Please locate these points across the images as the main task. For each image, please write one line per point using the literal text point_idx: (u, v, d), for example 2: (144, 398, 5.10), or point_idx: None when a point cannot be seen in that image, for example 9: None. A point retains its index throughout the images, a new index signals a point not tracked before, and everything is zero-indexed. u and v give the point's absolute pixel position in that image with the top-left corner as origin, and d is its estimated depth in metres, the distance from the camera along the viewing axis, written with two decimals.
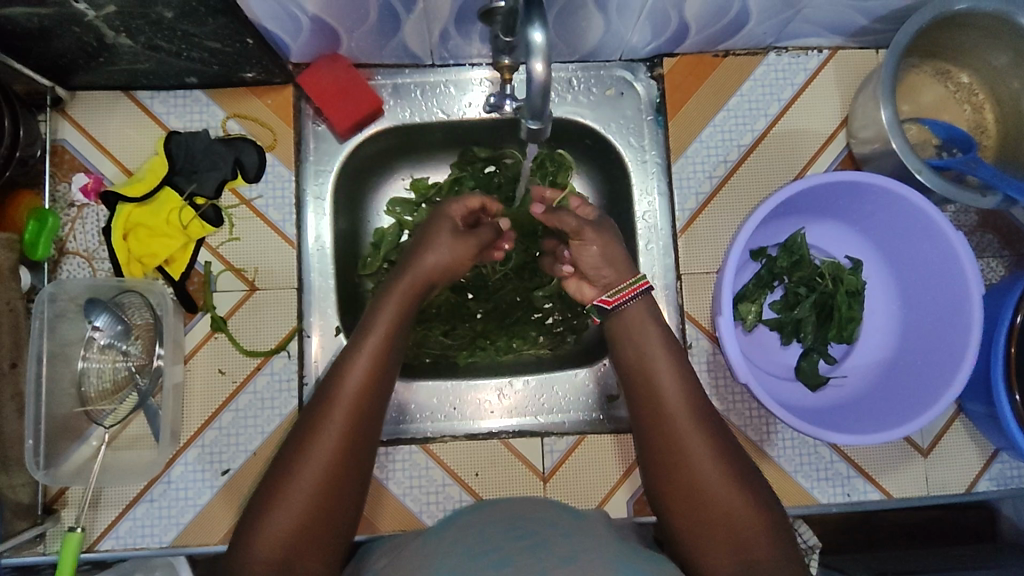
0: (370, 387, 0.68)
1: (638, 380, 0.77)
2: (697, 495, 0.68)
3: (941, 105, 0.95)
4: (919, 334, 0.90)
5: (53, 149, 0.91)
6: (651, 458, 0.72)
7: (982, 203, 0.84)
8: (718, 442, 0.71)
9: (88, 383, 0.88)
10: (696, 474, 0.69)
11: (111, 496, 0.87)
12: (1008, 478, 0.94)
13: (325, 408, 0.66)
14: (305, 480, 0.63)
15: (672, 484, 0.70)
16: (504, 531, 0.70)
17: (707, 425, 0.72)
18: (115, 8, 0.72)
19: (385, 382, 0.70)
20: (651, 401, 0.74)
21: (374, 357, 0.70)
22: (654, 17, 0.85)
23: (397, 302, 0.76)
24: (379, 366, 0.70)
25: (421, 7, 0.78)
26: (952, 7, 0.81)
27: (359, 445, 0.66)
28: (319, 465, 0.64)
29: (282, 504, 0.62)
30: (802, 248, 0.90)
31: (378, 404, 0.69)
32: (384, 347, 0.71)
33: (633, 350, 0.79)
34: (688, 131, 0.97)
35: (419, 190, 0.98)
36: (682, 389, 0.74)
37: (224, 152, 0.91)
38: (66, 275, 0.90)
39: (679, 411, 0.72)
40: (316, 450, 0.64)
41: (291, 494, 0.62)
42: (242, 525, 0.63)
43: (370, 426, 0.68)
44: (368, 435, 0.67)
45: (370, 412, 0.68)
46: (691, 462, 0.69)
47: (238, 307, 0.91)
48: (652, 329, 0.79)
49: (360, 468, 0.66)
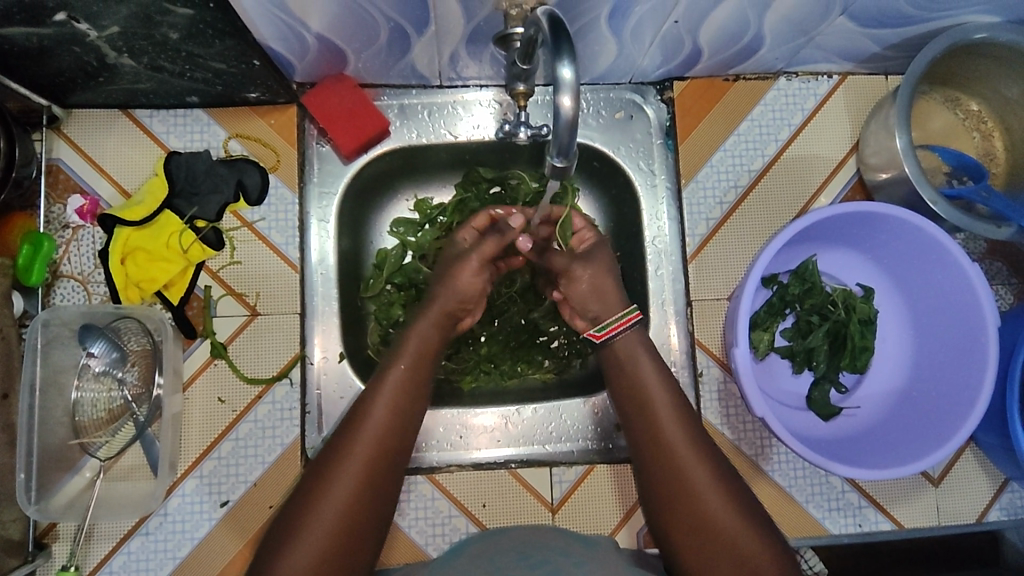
0: (395, 420, 0.68)
1: (634, 407, 0.74)
2: (705, 528, 0.66)
3: (951, 132, 0.95)
4: (933, 364, 0.89)
5: (48, 169, 0.88)
6: (654, 490, 0.70)
7: (997, 234, 0.84)
8: (722, 472, 0.69)
9: (81, 413, 0.85)
10: (704, 506, 0.66)
11: (105, 530, 0.83)
12: (1018, 508, 0.94)
13: (349, 441, 0.66)
14: (326, 515, 0.62)
15: (681, 516, 0.67)
16: (516, 561, 0.68)
17: (709, 455, 0.70)
18: (118, 29, 0.70)
19: (411, 415, 0.70)
20: (649, 430, 0.72)
21: (399, 390, 0.70)
22: (666, 43, 0.84)
23: (420, 334, 0.76)
24: (405, 399, 0.70)
25: (433, 31, 0.76)
26: (967, 36, 0.81)
27: (384, 480, 0.66)
28: (340, 499, 0.63)
29: (301, 538, 0.61)
30: (814, 275, 0.89)
31: (404, 438, 0.68)
32: (410, 380, 0.71)
33: (626, 378, 0.75)
34: (698, 156, 0.96)
35: (423, 211, 0.95)
36: (681, 418, 0.72)
37: (226, 174, 0.89)
38: (60, 299, 0.87)
39: (681, 441, 0.70)
40: (340, 483, 0.63)
41: (312, 528, 0.61)
42: (260, 559, 0.62)
43: (395, 460, 0.67)
44: (392, 469, 0.67)
45: (395, 447, 0.67)
46: (699, 493, 0.67)
47: (239, 332, 0.88)
48: (648, 354, 0.77)
49: (382, 503, 0.65)
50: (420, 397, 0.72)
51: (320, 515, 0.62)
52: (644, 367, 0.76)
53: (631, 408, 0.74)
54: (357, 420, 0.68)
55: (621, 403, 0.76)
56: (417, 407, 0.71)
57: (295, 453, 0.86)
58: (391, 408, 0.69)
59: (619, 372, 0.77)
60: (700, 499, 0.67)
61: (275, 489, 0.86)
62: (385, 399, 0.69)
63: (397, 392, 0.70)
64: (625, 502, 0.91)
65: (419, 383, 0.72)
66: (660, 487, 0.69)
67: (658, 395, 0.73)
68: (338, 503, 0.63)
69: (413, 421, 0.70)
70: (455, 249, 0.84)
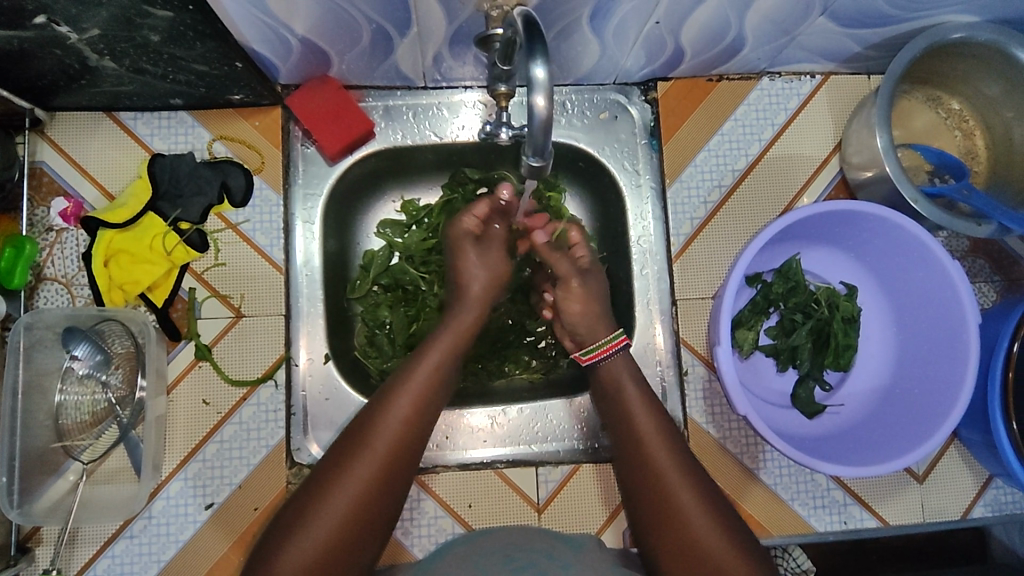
0: (418, 414, 0.70)
1: (624, 423, 0.77)
2: (687, 549, 0.66)
3: (933, 131, 0.95)
4: (915, 361, 0.90)
5: (31, 171, 0.88)
6: (639, 507, 0.71)
7: (977, 231, 0.84)
8: (708, 495, 0.70)
9: (65, 415, 0.85)
10: (686, 526, 0.67)
11: (89, 533, 0.83)
12: (1003, 504, 0.94)
13: (371, 428, 0.68)
14: (341, 501, 0.63)
15: (663, 538, 0.68)
16: (501, 563, 0.68)
17: (694, 476, 0.71)
18: (99, 31, 0.71)
19: (432, 412, 0.72)
20: (637, 449, 0.74)
21: (427, 385, 0.72)
22: (649, 43, 0.85)
23: (451, 334, 0.78)
24: (428, 395, 0.72)
25: (415, 32, 0.77)
26: (946, 36, 0.82)
27: (399, 471, 0.67)
28: (358, 484, 0.64)
29: (314, 521, 0.62)
30: (797, 274, 0.90)
31: (424, 433, 0.70)
32: (434, 377, 0.73)
33: (617, 403, 0.79)
34: (683, 155, 0.97)
35: (410, 211, 0.95)
36: (668, 440, 0.74)
37: (211, 176, 0.89)
38: (43, 302, 0.87)
39: (667, 464, 0.72)
40: (358, 470, 0.65)
41: (326, 511, 0.62)
42: (268, 539, 0.63)
43: (411, 454, 0.69)
44: (410, 462, 0.68)
45: (414, 440, 0.69)
46: (682, 514, 0.68)
47: (223, 334, 0.88)
48: (635, 381, 0.80)
49: (393, 494, 0.66)
50: (441, 396, 0.74)
51: (336, 500, 0.63)
52: (634, 393, 0.79)
53: (620, 428, 0.77)
54: (382, 410, 0.69)
55: (613, 425, 0.78)
56: (438, 406, 0.73)
57: (280, 454, 0.86)
58: (414, 401, 0.71)
59: (611, 396, 0.80)
60: (682, 519, 0.68)
61: (261, 491, 0.85)
62: (410, 391, 0.71)
63: (422, 388, 0.72)
64: (612, 500, 0.91)
65: (443, 382, 0.74)
66: (646, 504, 0.70)
67: (647, 416, 0.76)
68: (354, 489, 0.64)
69: (433, 419, 0.72)
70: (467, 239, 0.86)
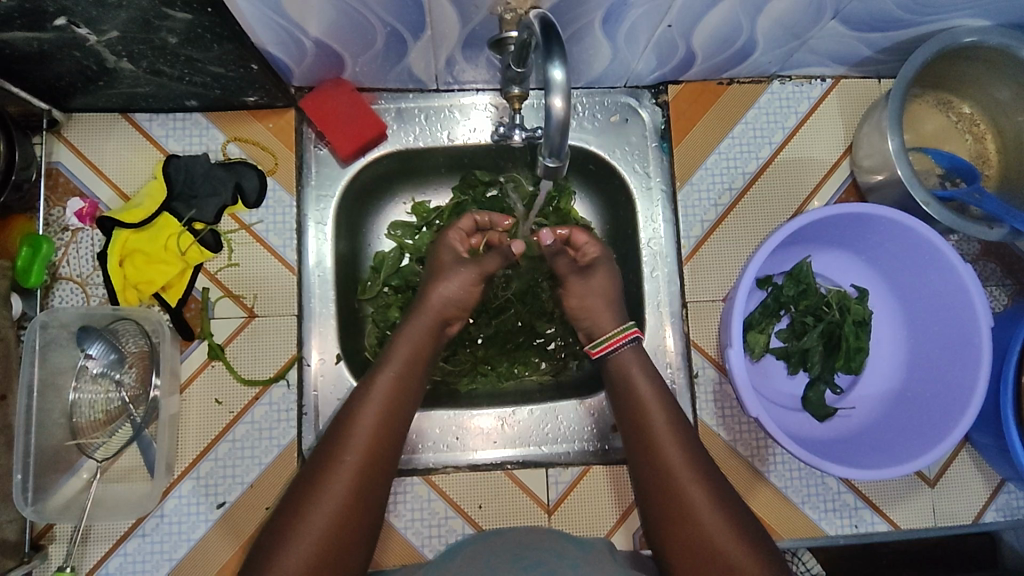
0: (384, 429, 0.71)
1: (632, 420, 0.77)
2: (699, 549, 0.67)
3: (943, 135, 0.96)
4: (926, 365, 0.90)
5: (48, 171, 0.89)
6: (652, 506, 0.71)
7: (989, 234, 0.84)
8: (717, 488, 0.71)
9: (79, 414, 0.85)
10: (698, 527, 0.68)
11: (102, 531, 0.84)
12: (1014, 509, 0.94)
13: (339, 446, 0.68)
14: (319, 521, 0.64)
15: (676, 539, 0.69)
16: (510, 562, 0.68)
17: (705, 475, 0.71)
18: (118, 34, 0.71)
19: (400, 423, 0.73)
20: (648, 448, 0.74)
21: (390, 396, 0.73)
22: (660, 47, 0.85)
23: (410, 341, 0.78)
24: (393, 409, 0.73)
25: (430, 35, 0.77)
26: (958, 40, 0.82)
27: (372, 488, 0.68)
28: (333, 503, 0.65)
29: (293, 542, 0.63)
30: (808, 277, 0.89)
31: (393, 446, 0.71)
32: (396, 388, 0.74)
33: (628, 400, 0.78)
34: (693, 158, 0.97)
35: (420, 214, 0.96)
36: (680, 438, 0.74)
37: (225, 177, 0.90)
38: (58, 301, 0.87)
39: (678, 465, 0.72)
40: (331, 489, 0.66)
41: (304, 532, 0.63)
42: (251, 563, 0.64)
43: (383, 467, 0.69)
44: (383, 476, 0.69)
45: (384, 454, 0.70)
46: (694, 515, 0.68)
47: (236, 334, 0.88)
48: (646, 376, 0.79)
49: (371, 510, 0.68)
50: (406, 408, 0.74)
51: (312, 519, 0.64)
52: (647, 389, 0.78)
53: (631, 425, 0.77)
54: (348, 427, 0.70)
55: (623, 421, 0.78)
56: (405, 415, 0.74)
57: (292, 454, 0.87)
58: (379, 415, 0.71)
59: (620, 391, 0.79)
60: (694, 518, 0.68)
61: (271, 491, 0.86)
62: (374, 406, 0.72)
63: (385, 401, 0.72)
64: (624, 500, 0.91)
65: (408, 390, 0.75)
66: (658, 503, 0.71)
67: (658, 414, 0.76)
68: (330, 508, 0.65)
69: (402, 428, 0.73)
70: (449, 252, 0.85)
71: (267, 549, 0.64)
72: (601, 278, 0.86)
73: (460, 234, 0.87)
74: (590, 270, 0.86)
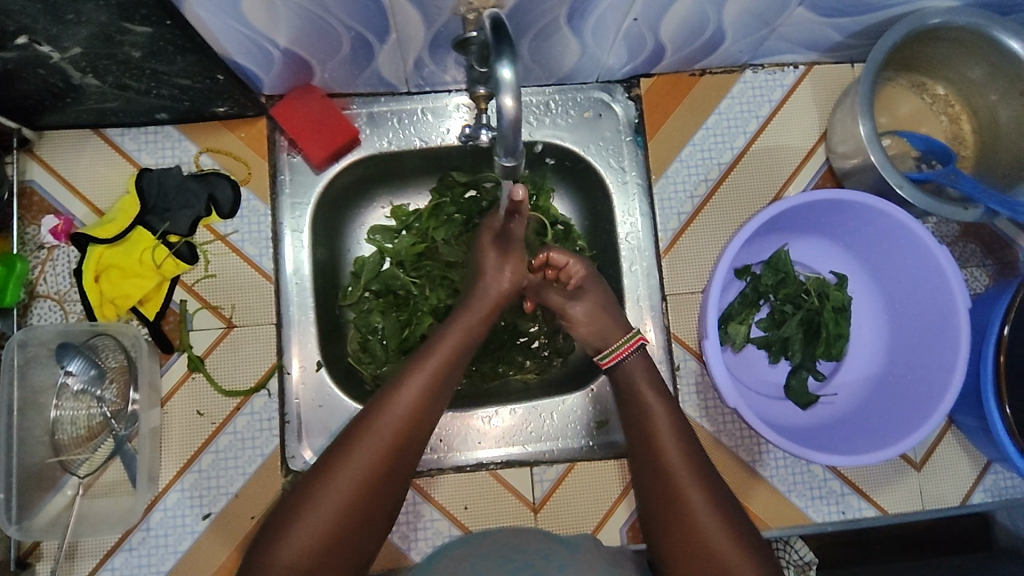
0: (413, 419, 0.67)
1: (634, 417, 0.77)
2: (683, 535, 0.67)
3: (918, 117, 0.96)
4: (907, 347, 0.90)
5: (22, 190, 0.89)
6: (648, 498, 0.71)
7: (964, 216, 0.84)
8: (711, 481, 0.70)
9: (61, 430, 0.85)
10: (687, 512, 0.67)
11: (89, 547, 0.84)
12: (1003, 489, 0.93)
13: (373, 422, 0.66)
14: (335, 498, 0.62)
15: (662, 523, 0.68)
16: (499, 565, 0.68)
17: (698, 465, 0.71)
18: (80, 50, 0.71)
19: (435, 409, 0.70)
20: (648, 444, 0.73)
21: (421, 396, 0.68)
22: (630, 40, 0.85)
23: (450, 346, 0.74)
24: (435, 393, 0.70)
25: (395, 38, 0.77)
26: (926, 22, 0.81)
27: (379, 492, 0.64)
28: (353, 483, 0.63)
29: (307, 517, 0.61)
30: (786, 265, 0.90)
31: (409, 451, 0.66)
32: (440, 372, 0.71)
33: (630, 392, 0.79)
34: (668, 150, 0.97)
35: (398, 217, 0.95)
36: (675, 433, 0.74)
37: (198, 189, 0.90)
38: (37, 319, 0.88)
39: (671, 449, 0.72)
40: (357, 464, 0.63)
41: (319, 507, 0.61)
42: (264, 531, 0.62)
43: (414, 451, 0.67)
44: (392, 483, 0.65)
45: (416, 437, 0.67)
46: (682, 500, 0.68)
47: (216, 345, 0.88)
48: (647, 373, 0.80)
49: (390, 494, 0.65)
50: (446, 394, 0.71)
51: (332, 494, 0.62)
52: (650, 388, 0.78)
53: (632, 422, 0.76)
54: (383, 405, 0.67)
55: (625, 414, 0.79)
56: (430, 422, 0.69)
57: (275, 463, 0.87)
58: (419, 396, 0.68)
59: (624, 384, 0.80)
60: (681, 505, 0.68)
61: (257, 500, 0.86)
62: (400, 406, 0.67)
63: (427, 384, 0.69)
64: (610, 496, 0.92)
65: (450, 375, 0.72)
66: (654, 495, 0.70)
67: (657, 408, 0.76)
68: (349, 487, 0.62)
69: (439, 415, 0.70)
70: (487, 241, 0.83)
71: (281, 521, 0.61)
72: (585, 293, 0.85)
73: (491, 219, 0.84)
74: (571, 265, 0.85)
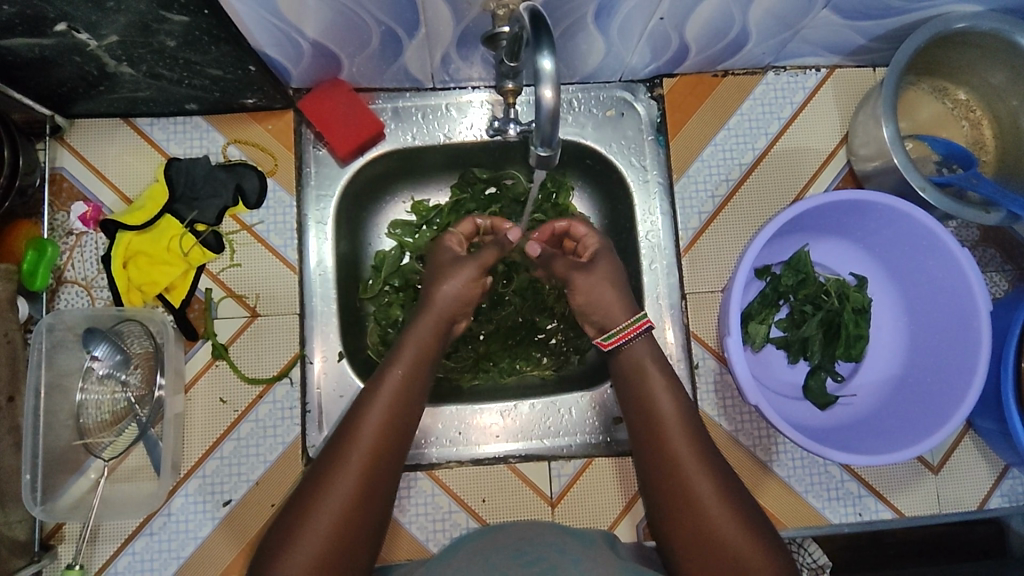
0: (381, 441, 0.69)
1: (640, 415, 0.75)
2: (705, 540, 0.66)
3: (940, 121, 0.96)
4: (927, 348, 0.90)
5: (52, 177, 0.90)
6: (660, 502, 0.70)
7: (986, 219, 0.84)
8: (727, 483, 0.69)
9: (86, 415, 0.86)
10: (705, 517, 0.67)
11: (110, 531, 0.85)
12: (1019, 495, 0.93)
13: (346, 447, 0.67)
14: (322, 524, 0.63)
15: (681, 529, 0.68)
16: (511, 558, 0.68)
17: (713, 465, 0.70)
18: (117, 38, 0.73)
19: (402, 428, 0.71)
20: (659, 446, 0.72)
21: (397, 394, 0.72)
22: (654, 39, 0.85)
23: (417, 344, 0.77)
24: (398, 411, 0.71)
25: (424, 33, 0.78)
26: (951, 26, 0.82)
27: (376, 493, 0.67)
28: (336, 508, 0.64)
29: (296, 548, 0.62)
30: (807, 265, 0.90)
31: (396, 449, 0.70)
32: (402, 390, 0.72)
33: (637, 388, 0.77)
34: (690, 149, 0.98)
35: (420, 212, 0.97)
36: (686, 434, 0.72)
37: (225, 179, 0.91)
38: (64, 304, 0.89)
39: (686, 454, 0.70)
40: (335, 491, 0.65)
41: (308, 535, 0.62)
42: (258, 564, 0.63)
43: (389, 470, 0.68)
44: (386, 482, 0.68)
45: (389, 456, 0.69)
46: (700, 505, 0.67)
47: (239, 334, 0.89)
48: (656, 366, 0.78)
49: (376, 512, 0.67)
50: (412, 410, 0.73)
51: (316, 522, 0.63)
52: (659, 387, 0.76)
53: (638, 415, 0.75)
54: (352, 430, 0.69)
55: (630, 414, 0.77)
56: (399, 439, 0.70)
57: (295, 451, 0.87)
58: (383, 418, 0.70)
59: (629, 384, 0.78)
60: (700, 509, 0.67)
61: (276, 488, 0.86)
62: (367, 432, 0.69)
63: (390, 404, 0.71)
64: (627, 492, 0.92)
65: (413, 392, 0.73)
66: (670, 501, 0.69)
67: (666, 409, 0.74)
68: (332, 513, 0.64)
69: (406, 432, 0.72)
70: (449, 254, 0.86)
71: (272, 551, 0.63)
72: (600, 264, 0.84)
73: (459, 238, 0.89)
74: (594, 262, 0.84)
